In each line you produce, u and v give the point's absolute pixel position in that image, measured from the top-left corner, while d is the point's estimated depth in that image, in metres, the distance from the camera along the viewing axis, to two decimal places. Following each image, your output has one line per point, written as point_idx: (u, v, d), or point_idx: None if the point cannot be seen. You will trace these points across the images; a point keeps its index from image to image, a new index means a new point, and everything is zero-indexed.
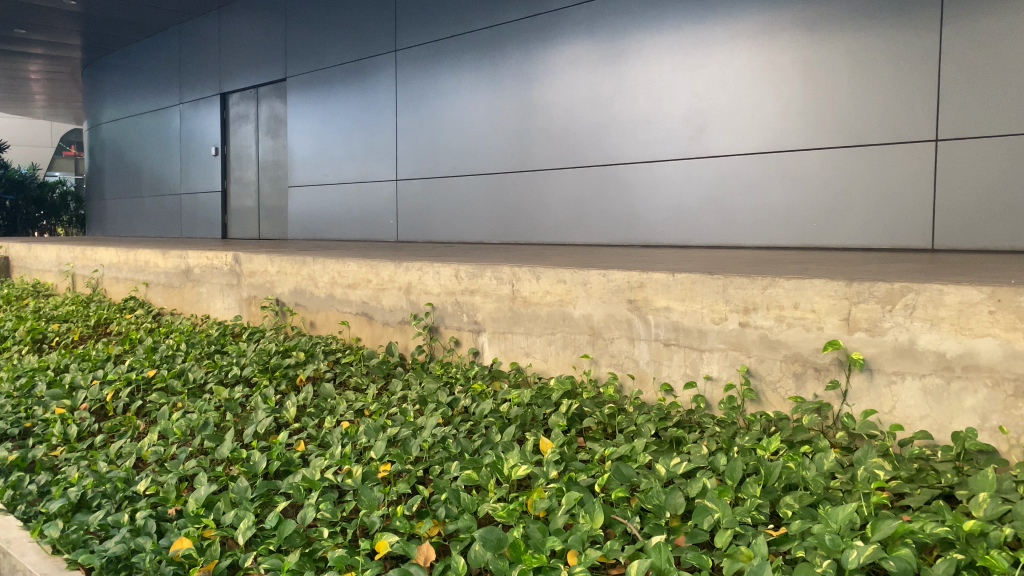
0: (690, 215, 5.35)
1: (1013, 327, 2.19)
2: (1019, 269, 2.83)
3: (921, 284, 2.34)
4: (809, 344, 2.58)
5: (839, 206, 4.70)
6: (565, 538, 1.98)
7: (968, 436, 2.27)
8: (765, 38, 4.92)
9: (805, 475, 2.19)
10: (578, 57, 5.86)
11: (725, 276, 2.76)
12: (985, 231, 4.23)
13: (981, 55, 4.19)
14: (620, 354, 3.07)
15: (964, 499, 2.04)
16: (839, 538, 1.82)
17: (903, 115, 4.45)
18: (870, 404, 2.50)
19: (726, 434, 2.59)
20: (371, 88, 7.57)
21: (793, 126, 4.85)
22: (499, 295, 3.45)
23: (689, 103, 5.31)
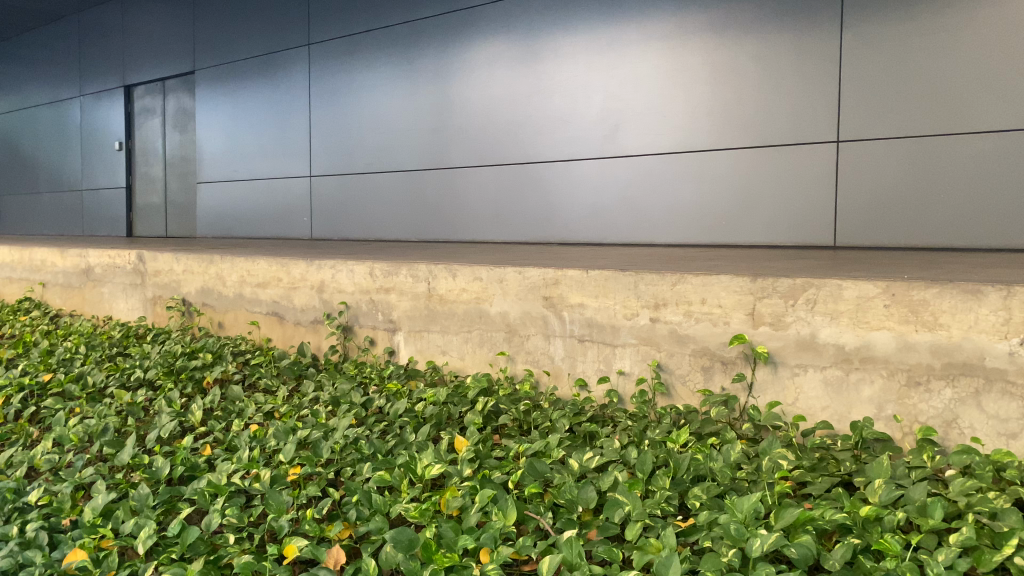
0: (606, 213, 5.41)
1: (906, 320, 2.29)
2: (911, 265, 2.96)
3: (821, 279, 2.42)
4: (715, 338, 2.65)
5: (747, 205, 4.83)
6: (477, 536, 1.97)
7: (865, 425, 2.36)
8: (676, 39, 5.02)
9: (712, 467, 2.24)
10: (494, 55, 5.86)
11: (637, 273, 2.80)
12: (882, 229, 4.40)
13: (878, 59, 4.36)
14: (535, 351, 3.08)
15: (861, 486, 2.12)
16: (744, 528, 1.86)
17: (806, 118, 4.60)
18: (774, 396, 2.58)
19: (638, 428, 2.63)
20: (284, 82, 7.40)
21: (704, 126, 4.96)
22: (415, 293, 3.42)
23: (604, 103, 5.37)
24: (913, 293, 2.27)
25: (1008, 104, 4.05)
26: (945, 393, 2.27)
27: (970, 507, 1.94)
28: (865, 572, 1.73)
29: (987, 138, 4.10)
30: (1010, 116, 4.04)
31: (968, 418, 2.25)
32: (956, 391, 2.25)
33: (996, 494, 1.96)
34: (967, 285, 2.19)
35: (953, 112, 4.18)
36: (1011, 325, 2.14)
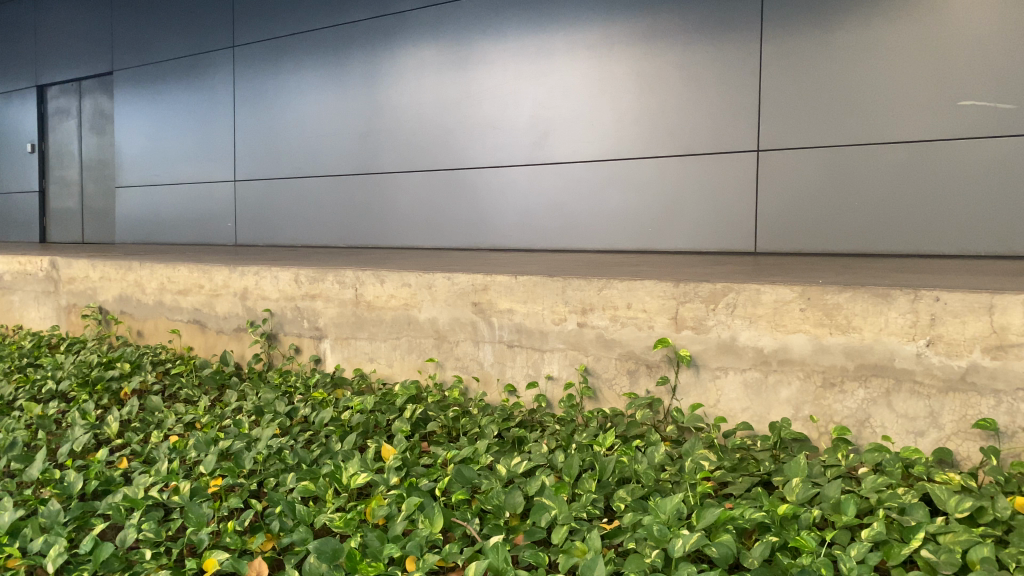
0: (536, 219, 5.44)
1: (821, 323, 2.37)
2: (827, 269, 3.06)
3: (740, 284, 2.49)
4: (640, 342, 2.69)
5: (673, 212, 4.92)
6: (403, 545, 1.95)
7: (783, 426, 2.43)
8: (603, 49, 5.09)
9: (637, 468, 2.28)
10: (424, 60, 5.84)
11: (564, 278, 2.83)
12: (799, 236, 4.53)
13: (796, 70, 4.50)
14: (465, 357, 3.08)
15: (779, 485, 2.18)
16: (666, 528, 1.90)
17: (728, 127, 4.72)
18: (697, 399, 2.63)
19: (565, 432, 2.65)
20: (208, 85, 7.23)
21: (631, 135, 5.04)
22: (342, 299, 3.37)
23: (533, 110, 5.41)
24: (827, 297, 2.36)
25: (917, 116, 4.21)
26: (857, 394, 2.35)
27: (880, 503, 2.02)
28: (782, 568, 1.78)
29: (897, 148, 4.26)
30: (919, 127, 4.21)
31: (879, 417, 2.34)
32: (868, 391, 2.34)
33: (905, 490, 2.04)
34: (877, 289, 2.28)
35: (867, 122, 4.34)
36: (918, 327, 2.24)
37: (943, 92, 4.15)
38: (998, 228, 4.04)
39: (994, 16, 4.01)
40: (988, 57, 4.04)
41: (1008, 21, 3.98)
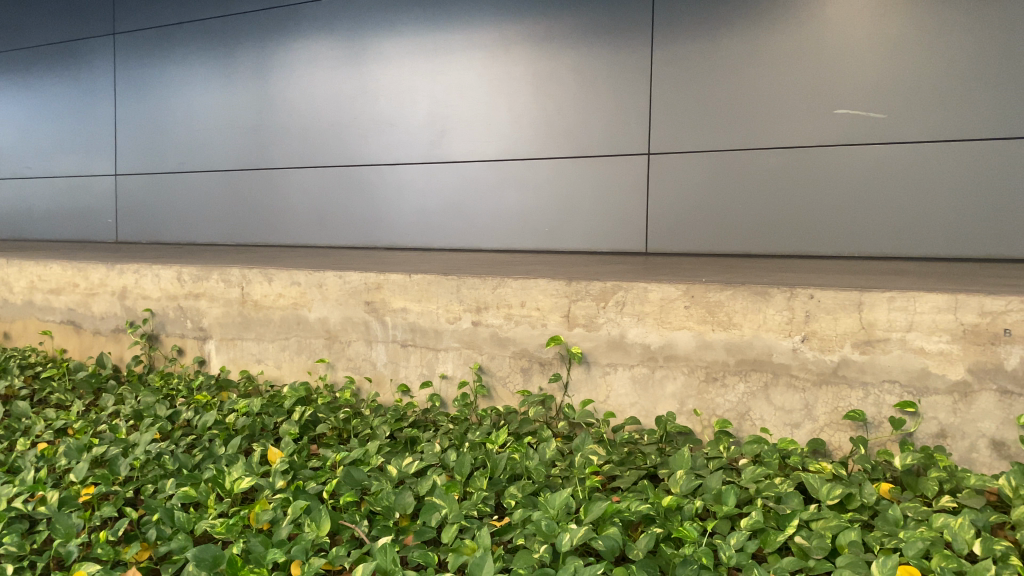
0: (433, 218, 5.40)
1: (704, 320, 2.45)
2: (711, 269, 3.17)
3: (629, 282, 2.55)
4: (533, 340, 2.71)
5: (568, 212, 4.98)
6: (288, 549, 1.90)
7: (669, 419, 2.50)
8: (500, 50, 5.10)
9: (528, 465, 2.30)
10: (318, 55, 5.70)
11: (458, 277, 2.82)
12: (686, 237, 4.68)
13: (685, 76, 4.63)
14: (357, 358, 3.03)
15: (665, 477, 2.24)
16: (555, 523, 1.92)
17: (620, 130, 4.81)
18: (588, 395, 2.68)
19: (458, 431, 2.64)
20: (85, 72, 6.86)
21: (527, 136, 5.06)
22: (227, 298, 3.25)
23: (430, 108, 5.36)
24: (710, 295, 2.44)
25: (798, 123, 4.40)
26: (738, 388, 2.44)
27: (759, 492, 2.10)
28: (665, 559, 1.83)
29: (778, 153, 4.44)
30: (797, 134, 4.40)
31: (759, 410, 2.43)
32: (748, 385, 2.43)
33: (781, 479, 2.13)
34: (757, 287, 2.38)
35: (751, 128, 4.50)
36: (794, 324, 2.34)
37: (820, 100, 4.34)
38: (869, 230, 4.27)
39: (868, 29, 4.21)
40: (863, 69, 4.24)
41: (880, 34, 4.18)
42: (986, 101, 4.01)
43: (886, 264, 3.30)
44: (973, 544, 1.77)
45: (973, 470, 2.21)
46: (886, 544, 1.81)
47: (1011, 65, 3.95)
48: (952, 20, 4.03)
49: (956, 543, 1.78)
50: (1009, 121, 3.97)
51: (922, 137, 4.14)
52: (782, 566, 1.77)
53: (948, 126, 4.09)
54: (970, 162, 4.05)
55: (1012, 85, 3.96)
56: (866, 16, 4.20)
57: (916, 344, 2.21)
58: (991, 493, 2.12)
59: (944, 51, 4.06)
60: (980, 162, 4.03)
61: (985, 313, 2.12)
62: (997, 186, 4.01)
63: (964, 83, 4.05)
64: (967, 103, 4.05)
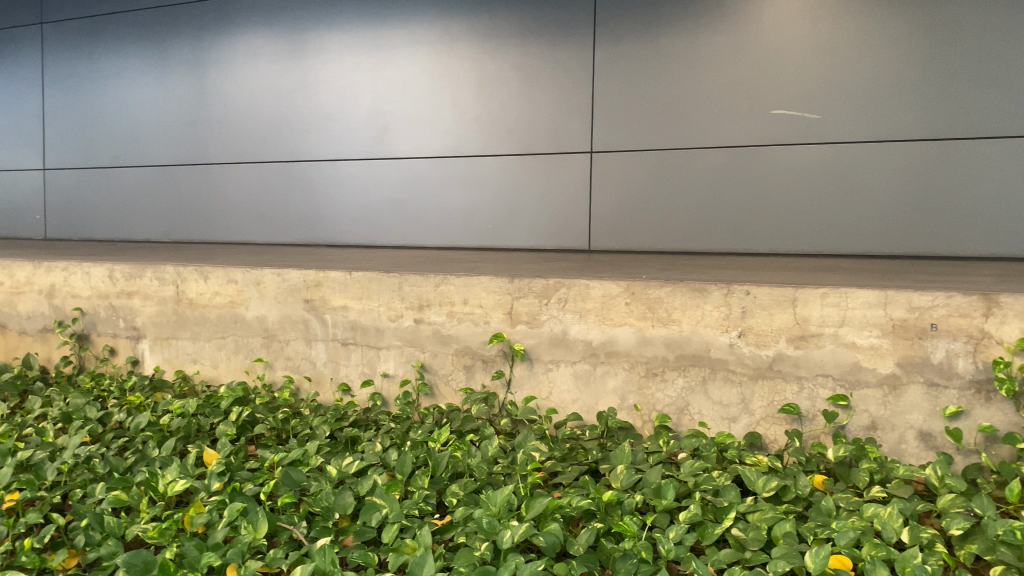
0: (375, 214, 5.14)
1: (644, 316, 2.49)
2: (652, 267, 3.20)
3: (571, 279, 2.56)
4: (476, 337, 2.70)
5: (511, 210, 4.77)
6: (223, 553, 1.85)
7: (610, 415, 2.52)
8: (442, 45, 4.86)
9: (469, 463, 2.29)
10: (256, 48, 5.41)
11: (400, 274, 2.79)
12: (629, 237, 4.52)
13: (627, 74, 4.45)
14: (296, 356, 2.98)
15: (606, 472, 2.26)
16: (496, 520, 1.91)
17: (562, 126, 4.61)
18: (530, 391, 2.68)
19: (400, 430, 2.61)
20: (10, 61, 6.44)
21: (472, 133, 4.83)
22: (161, 297, 3.17)
23: (371, 103, 5.09)
24: (650, 291, 2.47)
25: (738, 121, 4.24)
26: (677, 382, 2.48)
27: (697, 486, 2.13)
28: (605, 553, 1.85)
29: (719, 151, 4.28)
30: (739, 133, 4.24)
31: (697, 405, 2.47)
32: (687, 380, 2.47)
33: (718, 473, 2.17)
34: (694, 284, 2.42)
35: (691, 126, 4.34)
36: (730, 320, 2.38)
37: (760, 99, 4.19)
38: (813, 230, 4.13)
39: (809, 27, 4.06)
40: (804, 66, 4.09)
41: (823, 31, 4.03)
42: (926, 98, 3.89)
43: (828, 262, 3.32)
44: (902, 532, 1.82)
45: (902, 460, 2.27)
46: (819, 534, 1.85)
47: (952, 63, 3.83)
48: (897, 19, 3.89)
49: (885, 532, 1.83)
50: (949, 119, 3.86)
51: (863, 136, 4.01)
52: (720, 559, 1.79)
53: (889, 125, 3.96)
54: (910, 161, 3.93)
55: (952, 83, 3.84)
56: (806, 11, 4.06)
57: (848, 339, 2.27)
58: (918, 483, 2.19)
59: (885, 49, 3.93)
60: (923, 163, 3.91)
61: (913, 308, 2.18)
62: (938, 185, 3.89)
63: (909, 84, 3.91)
64: (908, 102, 3.92)
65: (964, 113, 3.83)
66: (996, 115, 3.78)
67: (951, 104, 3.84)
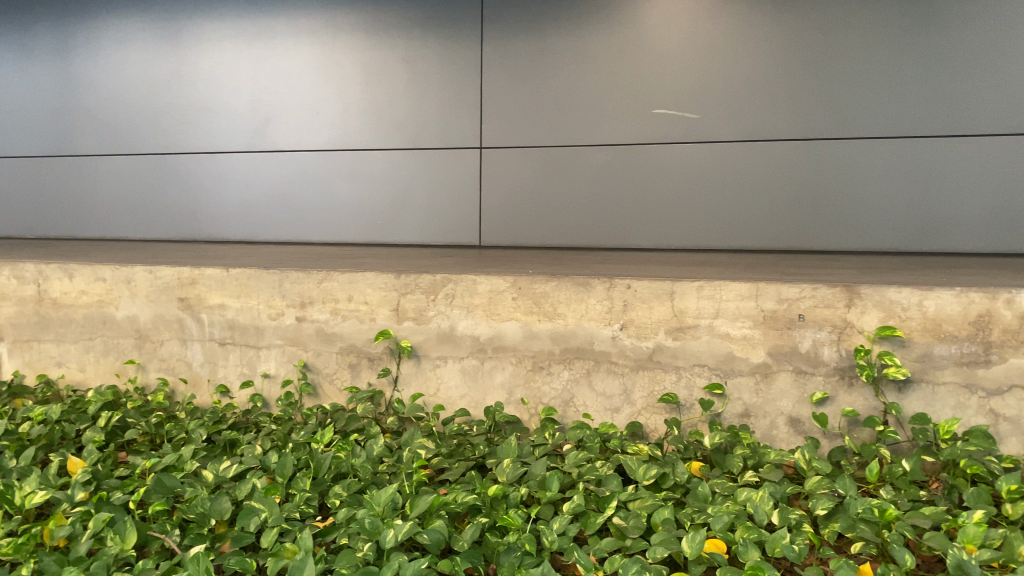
0: (257, 209, 4.85)
1: (530, 311, 2.51)
2: (541, 262, 3.22)
3: (457, 275, 2.55)
4: (361, 335, 2.66)
5: (399, 205, 4.61)
6: (86, 566, 1.74)
7: (497, 410, 2.53)
8: (327, 37, 4.61)
9: (353, 463, 2.24)
10: (127, 34, 4.92)
11: (280, 271, 2.71)
12: (520, 233, 4.43)
13: (514, 70, 4.32)
14: (170, 358, 2.85)
15: (492, 467, 2.26)
16: (379, 520, 1.88)
17: (450, 121, 4.46)
18: (417, 388, 2.66)
19: (282, 431, 2.54)
20: None
21: (358, 127, 4.62)
22: (21, 297, 2.96)
23: (250, 94, 4.77)
24: (536, 286, 2.49)
25: (622, 120, 4.19)
26: (562, 375, 2.51)
27: (581, 477, 2.17)
28: (490, 548, 1.85)
29: (604, 149, 4.23)
30: (623, 132, 4.19)
31: (582, 397, 2.51)
32: (572, 372, 2.50)
33: (602, 462, 2.21)
34: (578, 278, 2.45)
35: (578, 123, 4.26)
36: (613, 313, 2.44)
37: (643, 97, 4.14)
38: (698, 227, 4.14)
39: (691, 28, 4.02)
40: (689, 66, 4.05)
41: (706, 32, 4.00)
42: (806, 99, 3.89)
43: (716, 257, 3.36)
44: (772, 514, 1.89)
45: (774, 445, 2.37)
46: (696, 520, 1.91)
47: (831, 64, 3.84)
48: (776, 22, 3.88)
49: (757, 514, 1.91)
50: (827, 119, 3.88)
51: (746, 135, 4.00)
52: (602, 548, 1.82)
53: (770, 124, 3.96)
54: (789, 160, 3.95)
55: (831, 84, 3.85)
56: (690, 11, 4.00)
57: (722, 330, 2.35)
58: (788, 467, 2.29)
59: (766, 49, 3.92)
60: (802, 165, 3.93)
61: (782, 300, 2.29)
62: (815, 186, 3.91)
63: (790, 87, 3.91)
64: (787, 105, 3.93)
65: (841, 113, 3.85)
66: (871, 116, 3.82)
67: (829, 105, 3.86)
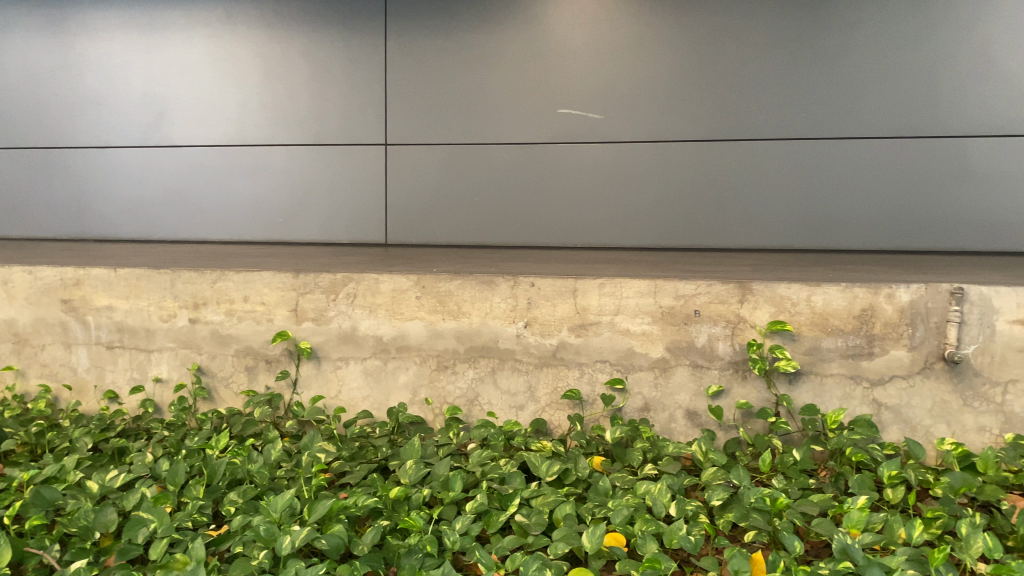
0: (151, 206, 4.66)
1: (434, 309, 2.49)
2: (446, 260, 3.21)
3: (359, 274, 2.50)
4: (258, 337, 2.58)
5: (301, 203, 4.50)
6: None
7: (400, 411, 2.49)
8: (224, 29, 4.46)
9: (250, 469, 2.17)
10: (7, 20, 4.64)
11: (172, 271, 2.60)
12: (426, 231, 4.39)
13: (418, 67, 4.28)
14: (53, 363, 2.70)
15: (395, 468, 2.22)
16: (275, 527, 1.82)
17: (354, 118, 4.38)
18: (318, 390, 2.60)
19: (175, 437, 2.44)
20: None
21: (258, 122, 4.49)
22: None
23: (143, 86, 4.57)
24: (439, 285, 2.47)
25: (527, 119, 4.20)
26: (467, 374, 2.50)
27: (484, 475, 2.16)
28: (391, 550, 1.82)
29: (510, 148, 4.23)
30: (528, 130, 4.21)
31: (486, 395, 2.50)
32: (476, 371, 2.50)
33: (505, 461, 2.21)
34: (482, 277, 2.44)
35: (483, 121, 4.25)
36: (517, 311, 2.44)
37: (548, 97, 4.17)
38: (601, 225, 4.19)
39: (594, 29, 4.06)
40: (593, 66, 4.09)
41: (608, 34, 4.05)
42: (705, 101, 4.00)
43: (616, 254, 3.40)
44: (669, 506, 1.93)
45: (673, 438, 2.42)
46: (596, 514, 1.93)
47: (728, 68, 3.95)
48: (676, 25, 3.97)
49: (655, 507, 1.94)
50: (724, 121, 3.98)
51: (647, 136, 4.08)
52: (503, 546, 1.82)
53: (670, 125, 4.04)
54: (689, 159, 4.04)
55: (728, 87, 3.96)
56: (592, 12, 4.05)
57: (623, 326, 2.39)
58: (687, 459, 2.35)
59: (667, 51, 4.00)
60: (701, 165, 4.02)
61: (679, 296, 2.34)
62: (714, 186, 4.02)
63: (689, 89, 4.01)
64: (686, 106, 4.02)
65: (737, 115, 3.97)
66: (766, 118, 3.94)
67: (726, 107, 3.97)
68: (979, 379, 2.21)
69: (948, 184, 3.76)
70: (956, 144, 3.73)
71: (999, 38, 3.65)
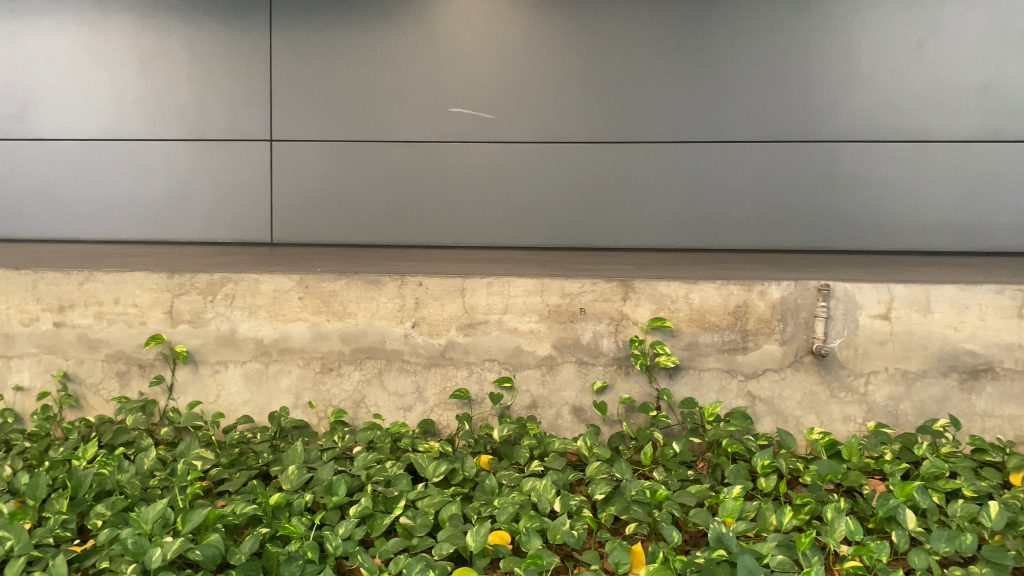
0: (15, 203, 4.37)
1: (318, 310, 2.44)
2: (332, 259, 3.14)
3: (238, 274, 2.42)
4: (131, 341, 2.46)
5: (181, 200, 4.32)
6: None
7: (282, 415, 2.43)
8: (95, 16, 4.23)
9: (120, 480, 2.06)
10: None
11: (34, 271, 2.45)
12: (314, 230, 4.29)
13: (305, 63, 4.17)
14: None
15: (276, 474, 2.16)
16: (145, 539, 1.73)
17: (238, 113, 4.23)
18: (194, 396, 2.49)
19: (37, 449, 2.30)
20: None
21: (133, 115, 4.28)
22: None
23: (5, 75, 4.29)
24: (324, 285, 2.43)
25: (417, 118, 4.17)
26: (352, 376, 2.46)
27: (369, 478, 2.12)
28: (269, 558, 1.76)
29: (400, 146, 4.19)
30: (418, 129, 4.17)
31: (372, 397, 2.46)
32: (362, 372, 2.45)
33: (391, 462, 2.19)
34: (367, 277, 2.41)
35: (373, 119, 4.19)
36: (404, 310, 2.42)
37: (438, 95, 4.15)
38: (492, 223, 4.20)
39: (484, 29, 4.07)
40: (483, 67, 4.10)
41: (497, 34, 4.06)
42: (592, 104, 4.07)
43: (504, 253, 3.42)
44: (554, 502, 1.94)
45: (559, 434, 2.44)
46: (482, 513, 1.93)
47: (614, 71, 4.03)
48: (563, 28, 4.03)
49: (540, 503, 1.95)
50: (612, 123, 4.07)
51: (537, 137, 4.11)
52: (387, 549, 1.79)
53: (559, 126, 4.09)
54: (577, 160, 4.10)
55: (614, 91, 4.05)
56: (482, 12, 4.05)
57: (510, 325, 2.41)
58: (572, 455, 2.38)
59: (556, 54, 4.05)
60: (589, 165, 4.10)
61: (565, 295, 2.38)
62: (602, 186, 4.10)
63: (577, 91, 4.07)
64: (575, 108, 4.08)
65: (624, 117, 4.05)
66: (651, 121, 4.04)
67: (613, 110, 4.05)
68: (844, 371, 2.34)
69: (820, 186, 3.95)
70: (827, 148, 3.93)
71: (865, 49, 3.86)
